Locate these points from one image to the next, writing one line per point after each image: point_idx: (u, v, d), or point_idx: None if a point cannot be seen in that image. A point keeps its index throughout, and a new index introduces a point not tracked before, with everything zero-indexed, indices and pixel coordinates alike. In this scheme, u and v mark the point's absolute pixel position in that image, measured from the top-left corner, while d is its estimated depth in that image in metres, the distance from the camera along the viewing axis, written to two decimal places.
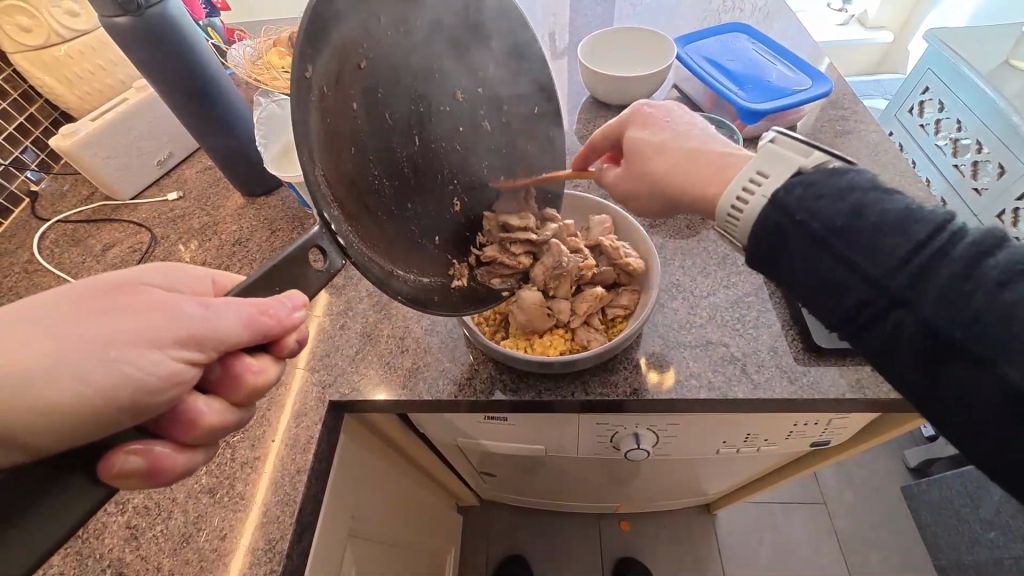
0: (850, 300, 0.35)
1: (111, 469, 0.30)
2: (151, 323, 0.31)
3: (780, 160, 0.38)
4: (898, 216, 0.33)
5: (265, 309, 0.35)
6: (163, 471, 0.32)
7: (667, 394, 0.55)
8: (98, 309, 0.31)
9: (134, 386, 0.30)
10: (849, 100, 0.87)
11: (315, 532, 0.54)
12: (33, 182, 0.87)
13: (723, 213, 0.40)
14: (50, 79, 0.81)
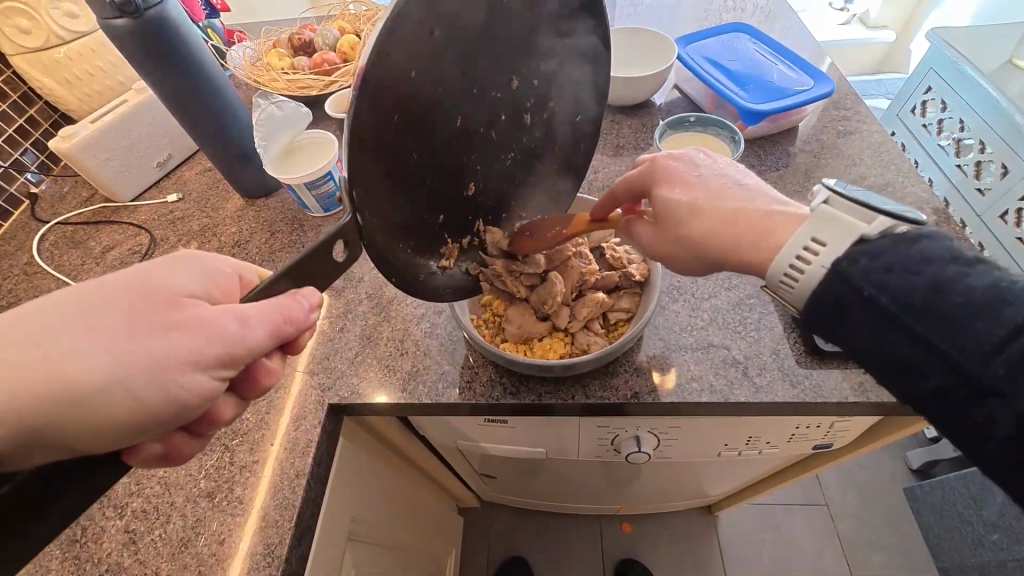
0: (932, 379, 0.34)
1: (140, 457, 0.36)
2: (193, 343, 0.32)
3: (839, 227, 0.36)
4: (993, 305, 0.31)
5: (288, 316, 0.34)
6: (174, 455, 0.39)
7: (668, 397, 0.55)
8: (146, 326, 0.32)
9: (178, 404, 0.32)
10: (851, 100, 0.86)
11: (314, 537, 0.54)
12: (33, 183, 0.87)
13: (776, 278, 0.39)
14: (50, 81, 0.81)
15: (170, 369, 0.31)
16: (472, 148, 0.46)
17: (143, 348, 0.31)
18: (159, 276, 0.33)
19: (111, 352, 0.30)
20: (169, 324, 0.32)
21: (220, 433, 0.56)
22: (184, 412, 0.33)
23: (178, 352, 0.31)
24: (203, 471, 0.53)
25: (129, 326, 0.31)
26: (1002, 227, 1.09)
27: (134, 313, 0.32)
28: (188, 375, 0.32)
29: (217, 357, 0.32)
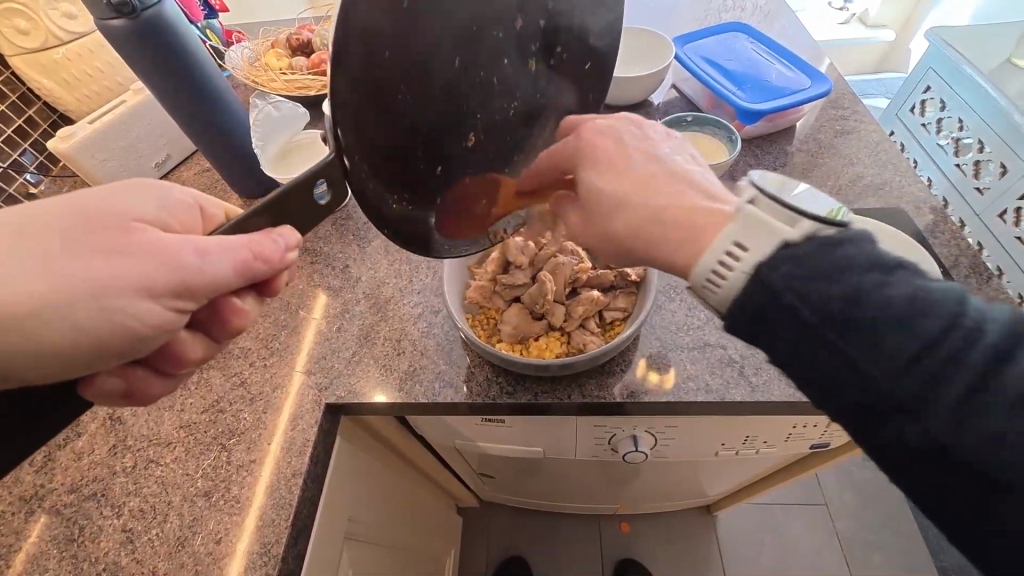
0: (850, 392, 0.31)
1: (96, 390, 0.37)
2: (145, 269, 0.32)
3: (758, 231, 0.34)
4: (913, 317, 0.30)
5: (258, 253, 0.35)
6: (134, 391, 0.40)
7: (664, 396, 0.55)
8: (95, 247, 0.32)
9: (126, 334, 0.33)
10: (849, 100, 0.86)
11: (311, 536, 0.54)
12: (32, 184, 0.86)
13: (699, 280, 0.36)
14: (49, 81, 0.81)
15: (117, 293, 0.32)
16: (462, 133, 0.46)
17: (87, 267, 0.31)
18: (112, 201, 0.34)
19: (52, 271, 0.31)
20: (118, 246, 0.33)
21: (217, 432, 0.56)
22: (136, 340, 0.34)
23: (128, 275, 0.32)
24: (199, 470, 0.53)
25: (78, 245, 0.32)
26: (1001, 226, 1.09)
27: (85, 232, 0.32)
28: (135, 300, 0.32)
29: (168, 284, 0.33)
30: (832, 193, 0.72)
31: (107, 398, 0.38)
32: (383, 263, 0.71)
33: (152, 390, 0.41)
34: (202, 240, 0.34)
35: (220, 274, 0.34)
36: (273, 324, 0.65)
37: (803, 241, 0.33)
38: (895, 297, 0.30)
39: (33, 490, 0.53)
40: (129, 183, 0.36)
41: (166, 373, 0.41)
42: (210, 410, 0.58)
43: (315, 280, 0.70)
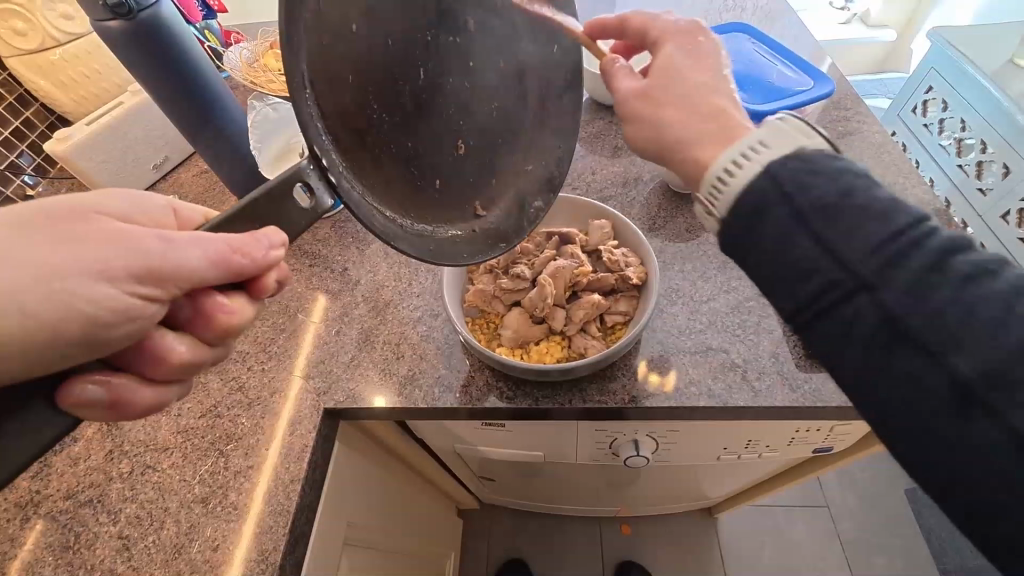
0: (816, 280, 0.31)
1: (70, 396, 0.31)
2: (112, 257, 0.31)
3: (784, 135, 0.34)
4: (917, 253, 0.29)
5: (239, 249, 0.34)
6: (122, 401, 0.34)
7: (666, 401, 0.54)
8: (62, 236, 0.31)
9: (87, 320, 0.31)
10: (851, 100, 0.85)
11: (309, 543, 0.53)
12: (29, 186, 0.86)
13: (707, 183, 0.35)
14: (46, 83, 0.81)
15: (85, 278, 0.30)
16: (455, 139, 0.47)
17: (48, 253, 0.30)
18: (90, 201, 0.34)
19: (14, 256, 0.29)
20: (84, 237, 0.31)
21: (215, 437, 0.55)
22: (99, 328, 0.31)
23: (90, 260, 0.31)
24: (197, 476, 0.53)
25: (36, 235, 0.31)
26: (1006, 227, 1.07)
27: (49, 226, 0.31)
28: (95, 285, 0.31)
29: (132, 270, 0.31)
30: None
31: (87, 412, 0.32)
32: (382, 266, 0.71)
33: (154, 401, 0.36)
34: (172, 232, 0.33)
35: (192, 264, 0.33)
36: (271, 328, 0.65)
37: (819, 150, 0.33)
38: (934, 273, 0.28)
39: (29, 497, 0.53)
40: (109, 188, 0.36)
41: (155, 386, 0.36)
42: (208, 414, 0.57)
43: (313, 283, 0.69)
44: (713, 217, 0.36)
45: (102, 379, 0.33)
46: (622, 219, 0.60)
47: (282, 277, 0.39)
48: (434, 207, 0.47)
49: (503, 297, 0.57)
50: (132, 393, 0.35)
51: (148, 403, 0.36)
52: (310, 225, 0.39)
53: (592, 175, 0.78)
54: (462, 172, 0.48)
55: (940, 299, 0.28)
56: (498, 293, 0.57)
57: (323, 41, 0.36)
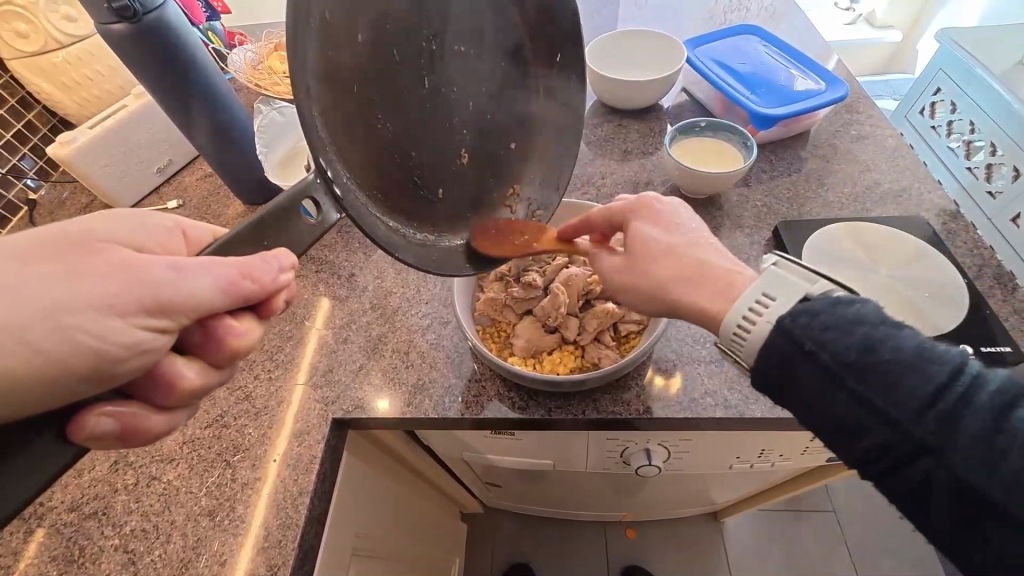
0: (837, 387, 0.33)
1: (83, 431, 0.31)
2: (120, 290, 0.30)
3: (787, 285, 0.37)
4: (895, 350, 0.32)
5: (249, 272, 0.34)
6: (134, 431, 0.34)
7: (680, 411, 0.53)
8: (65, 270, 0.30)
9: (96, 356, 0.30)
10: (863, 103, 0.84)
11: (318, 556, 0.52)
12: (31, 189, 0.85)
13: (728, 332, 0.38)
14: (48, 86, 0.80)
15: (93, 312, 0.29)
16: (458, 147, 0.47)
17: (54, 290, 0.29)
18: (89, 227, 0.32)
19: (15, 295, 0.28)
20: (89, 267, 0.30)
21: (221, 448, 0.54)
22: (110, 363, 0.30)
23: (95, 293, 0.30)
24: (203, 488, 0.52)
25: (41, 268, 0.29)
26: (1014, 231, 1.05)
27: (55, 258, 0.30)
28: (102, 319, 0.30)
29: (141, 303, 0.30)
30: (848, 201, 0.70)
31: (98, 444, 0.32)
32: (389, 271, 0.70)
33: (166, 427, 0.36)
34: (180, 259, 0.32)
35: (204, 294, 0.32)
36: (277, 335, 0.64)
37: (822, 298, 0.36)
38: (842, 328, 0.34)
39: (33, 509, 0.52)
40: (103, 210, 0.34)
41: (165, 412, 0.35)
42: (214, 424, 0.56)
43: (319, 289, 0.68)
44: (744, 364, 0.39)
45: (113, 411, 0.32)
46: None
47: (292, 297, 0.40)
48: (438, 219, 0.46)
49: (514, 306, 0.56)
50: (142, 424, 0.34)
51: (161, 429, 0.36)
52: (317, 241, 0.41)
53: (601, 179, 0.77)
54: (463, 179, 0.48)
55: (936, 408, 0.31)
56: (506, 301, 0.56)
57: (330, 48, 0.35)
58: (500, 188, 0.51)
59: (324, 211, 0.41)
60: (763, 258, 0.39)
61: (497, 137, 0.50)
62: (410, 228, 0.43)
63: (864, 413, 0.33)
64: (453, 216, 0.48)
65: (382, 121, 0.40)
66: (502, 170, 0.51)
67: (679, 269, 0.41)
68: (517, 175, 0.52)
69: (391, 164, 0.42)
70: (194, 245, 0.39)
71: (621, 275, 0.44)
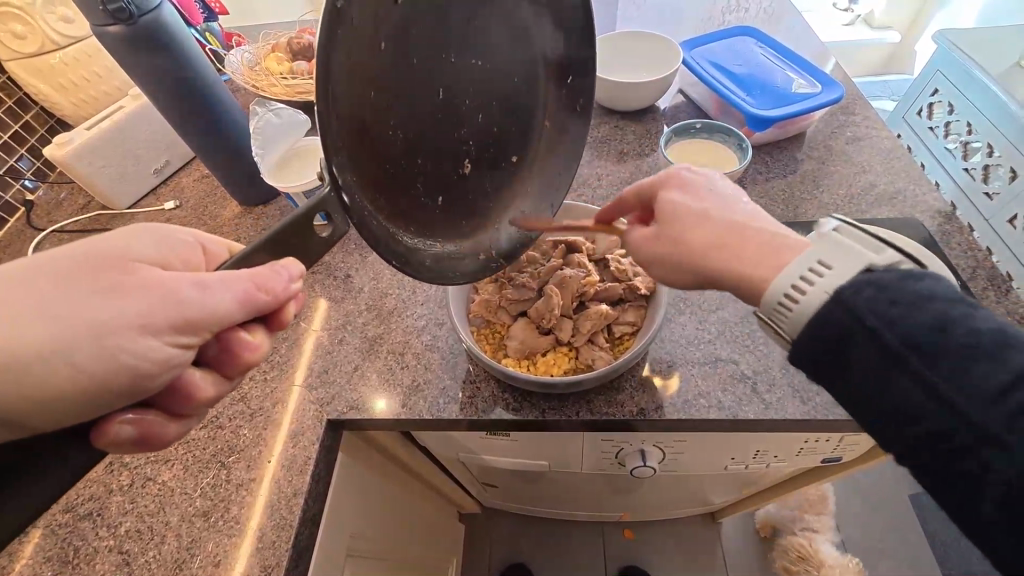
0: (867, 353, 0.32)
1: (104, 438, 0.32)
2: (151, 307, 0.31)
3: (846, 252, 0.35)
4: (965, 334, 0.30)
5: (262, 284, 0.35)
6: (152, 438, 0.35)
7: (674, 413, 0.54)
8: (99, 288, 0.30)
9: (131, 373, 0.31)
10: (860, 104, 0.84)
11: (313, 556, 0.52)
12: (28, 190, 0.86)
13: (771, 303, 0.36)
14: (45, 86, 0.80)
15: (125, 330, 0.30)
16: (461, 157, 0.47)
17: (92, 308, 0.30)
18: (116, 245, 0.32)
19: (54, 314, 0.29)
20: (120, 286, 0.31)
21: (216, 449, 0.55)
22: (142, 380, 0.31)
23: (129, 311, 0.30)
24: (198, 490, 0.52)
25: (77, 287, 0.30)
26: (1012, 232, 1.05)
27: (88, 277, 0.31)
28: (137, 337, 0.30)
29: (171, 320, 0.31)
30: (843, 202, 0.71)
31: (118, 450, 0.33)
32: (386, 273, 0.70)
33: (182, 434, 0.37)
34: (202, 275, 0.33)
35: (223, 308, 0.33)
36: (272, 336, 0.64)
37: (887, 269, 0.34)
38: (911, 304, 0.32)
39: None
40: (127, 227, 0.34)
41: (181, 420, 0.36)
42: (209, 425, 0.56)
43: (316, 290, 0.68)
44: (786, 339, 0.36)
45: (133, 418, 0.33)
46: None
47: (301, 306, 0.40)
48: (437, 224, 0.46)
49: (508, 307, 0.56)
50: (161, 430, 0.35)
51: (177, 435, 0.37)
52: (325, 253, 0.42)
53: (597, 180, 0.77)
54: (463, 187, 0.48)
55: (996, 393, 0.28)
56: (500, 301, 0.56)
57: (351, 52, 0.34)
58: (495, 191, 0.52)
59: (337, 223, 0.43)
60: (825, 223, 0.38)
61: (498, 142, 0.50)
62: (405, 233, 0.43)
63: (925, 397, 0.30)
64: (449, 219, 0.48)
65: (393, 129, 0.40)
66: (499, 176, 0.52)
67: (710, 240, 0.40)
68: (516, 175, 0.54)
69: (396, 168, 0.41)
70: (213, 261, 0.39)
71: (657, 248, 0.43)
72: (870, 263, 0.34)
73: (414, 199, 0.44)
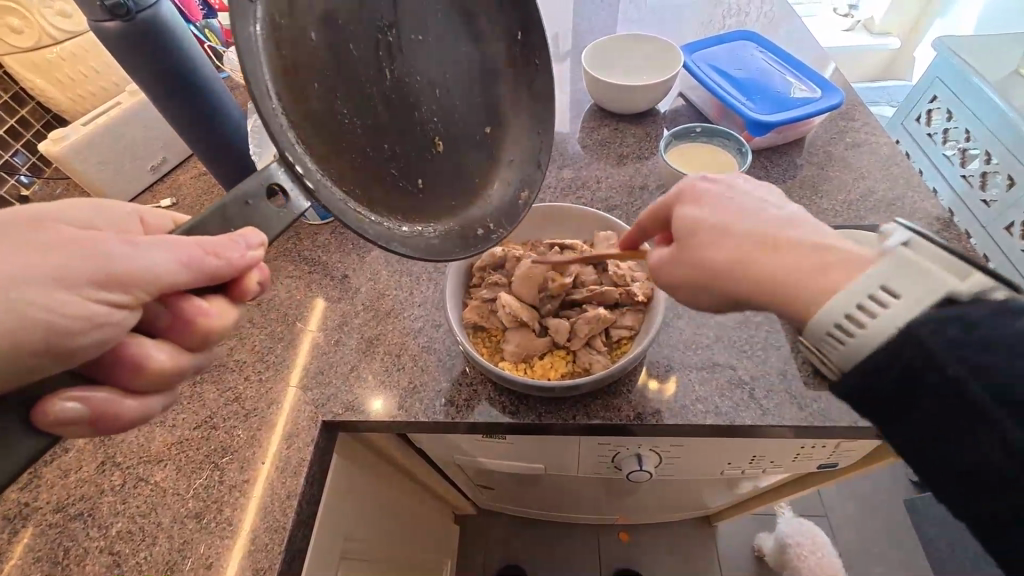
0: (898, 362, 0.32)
1: (47, 415, 0.31)
2: (73, 260, 0.32)
3: (915, 275, 0.32)
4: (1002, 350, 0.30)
5: (213, 251, 0.35)
6: (108, 416, 0.34)
7: (672, 418, 0.53)
8: (24, 245, 0.32)
9: (47, 327, 0.31)
10: (859, 110, 0.85)
11: (306, 559, 0.52)
12: (24, 185, 0.85)
13: (819, 332, 0.35)
14: (42, 81, 0.79)
15: (44, 283, 0.31)
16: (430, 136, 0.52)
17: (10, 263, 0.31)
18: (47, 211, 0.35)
19: None
20: (43, 244, 0.32)
21: (210, 450, 0.54)
22: (64, 336, 0.31)
23: (50, 266, 0.31)
24: (191, 491, 0.52)
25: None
26: (1010, 240, 1.06)
27: (15, 236, 0.32)
28: (53, 293, 0.31)
29: (93, 275, 0.32)
30: (843, 208, 0.71)
31: (70, 429, 0.32)
32: (383, 273, 0.70)
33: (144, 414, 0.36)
34: (136, 237, 0.34)
35: (161, 268, 0.33)
36: (268, 336, 0.63)
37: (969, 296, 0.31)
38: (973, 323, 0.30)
39: (17, 509, 0.51)
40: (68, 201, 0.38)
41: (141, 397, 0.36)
42: (203, 426, 0.56)
43: (312, 290, 0.68)
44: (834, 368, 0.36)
45: (78, 394, 0.32)
46: (628, 229, 0.59)
47: (262, 279, 0.40)
48: (423, 209, 0.51)
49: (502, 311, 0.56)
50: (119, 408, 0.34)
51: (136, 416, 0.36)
52: (286, 229, 0.40)
53: (596, 183, 0.77)
54: (436, 164, 0.53)
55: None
56: (487, 305, 0.57)
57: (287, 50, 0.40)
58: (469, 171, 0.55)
59: (291, 199, 0.40)
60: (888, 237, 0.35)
61: (467, 122, 0.55)
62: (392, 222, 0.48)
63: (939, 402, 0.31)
64: (432, 200, 0.52)
65: (349, 118, 0.45)
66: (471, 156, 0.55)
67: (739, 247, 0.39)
68: (495, 149, 0.57)
69: (362, 155, 0.46)
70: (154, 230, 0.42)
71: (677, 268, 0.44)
72: (950, 290, 0.32)
73: (380, 195, 0.48)
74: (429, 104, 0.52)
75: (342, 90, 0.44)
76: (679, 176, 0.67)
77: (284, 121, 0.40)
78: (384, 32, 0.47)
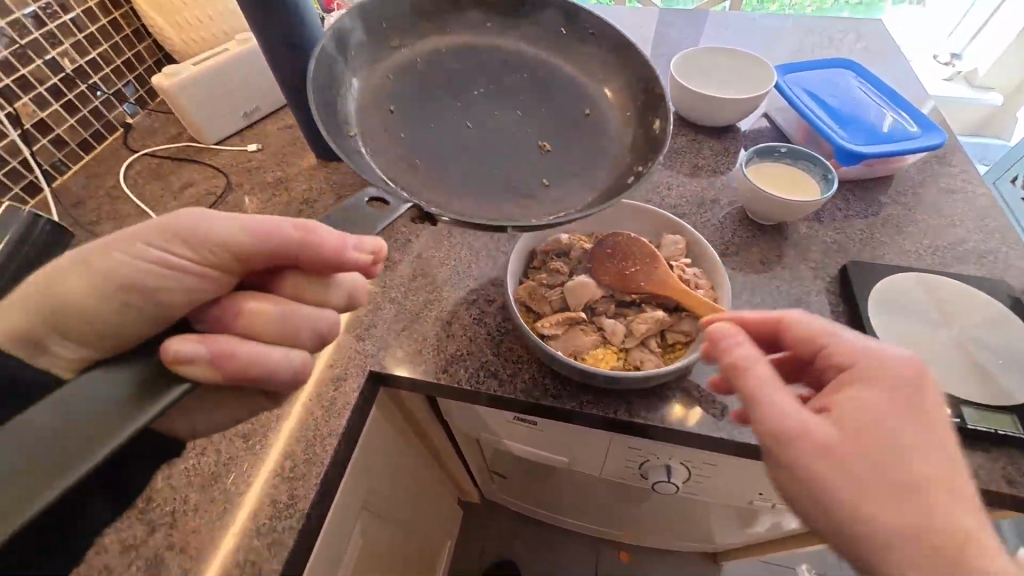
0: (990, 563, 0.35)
1: (172, 353, 0.32)
2: (206, 239, 0.36)
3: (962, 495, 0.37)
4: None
5: (319, 233, 0.39)
6: (222, 360, 0.34)
7: (715, 431, 0.52)
8: (167, 240, 0.36)
9: (188, 292, 0.36)
10: (956, 156, 0.80)
11: (335, 497, 0.54)
12: (129, 114, 0.92)
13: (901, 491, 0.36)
14: (163, 21, 0.85)
15: (189, 251, 0.36)
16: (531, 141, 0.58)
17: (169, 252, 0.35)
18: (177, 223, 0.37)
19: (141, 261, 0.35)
20: (179, 239, 0.36)
21: None
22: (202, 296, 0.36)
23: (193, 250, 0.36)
24: None
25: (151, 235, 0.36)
26: None
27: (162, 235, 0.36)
28: (187, 262, 0.35)
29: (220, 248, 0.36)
30: (926, 252, 0.67)
31: (190, 370, 0.33)
32: (444, 243, 0.71)
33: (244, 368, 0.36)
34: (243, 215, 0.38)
35: (280, 234, 0.38)
36: None
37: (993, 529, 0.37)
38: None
39: None
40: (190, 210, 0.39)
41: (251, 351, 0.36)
42: None
43: None
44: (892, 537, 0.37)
45: (203, 337, 0.33)
46: (698, 237, 0.58)
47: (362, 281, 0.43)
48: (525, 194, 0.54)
49: (562, 296, 0.56)
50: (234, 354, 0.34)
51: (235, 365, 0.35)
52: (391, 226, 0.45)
53: (666, 189, 0.76)
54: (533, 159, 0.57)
55: None
56: (543, 287, 0.57)
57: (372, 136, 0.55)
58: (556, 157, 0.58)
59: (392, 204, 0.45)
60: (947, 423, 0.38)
61: (551, 125, 0.61)
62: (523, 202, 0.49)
63: None
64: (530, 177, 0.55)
65: (446, 138, 0.57)
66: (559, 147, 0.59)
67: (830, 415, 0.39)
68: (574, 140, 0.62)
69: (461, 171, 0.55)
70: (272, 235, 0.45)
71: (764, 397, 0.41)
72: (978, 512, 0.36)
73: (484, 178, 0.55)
74: (513, 122, 0.60)
75: (430, 135, 0.57)
76: (757, 193, 0.66)
77: (375, 146, 0.54)
78: (453, 97, 0.62)
